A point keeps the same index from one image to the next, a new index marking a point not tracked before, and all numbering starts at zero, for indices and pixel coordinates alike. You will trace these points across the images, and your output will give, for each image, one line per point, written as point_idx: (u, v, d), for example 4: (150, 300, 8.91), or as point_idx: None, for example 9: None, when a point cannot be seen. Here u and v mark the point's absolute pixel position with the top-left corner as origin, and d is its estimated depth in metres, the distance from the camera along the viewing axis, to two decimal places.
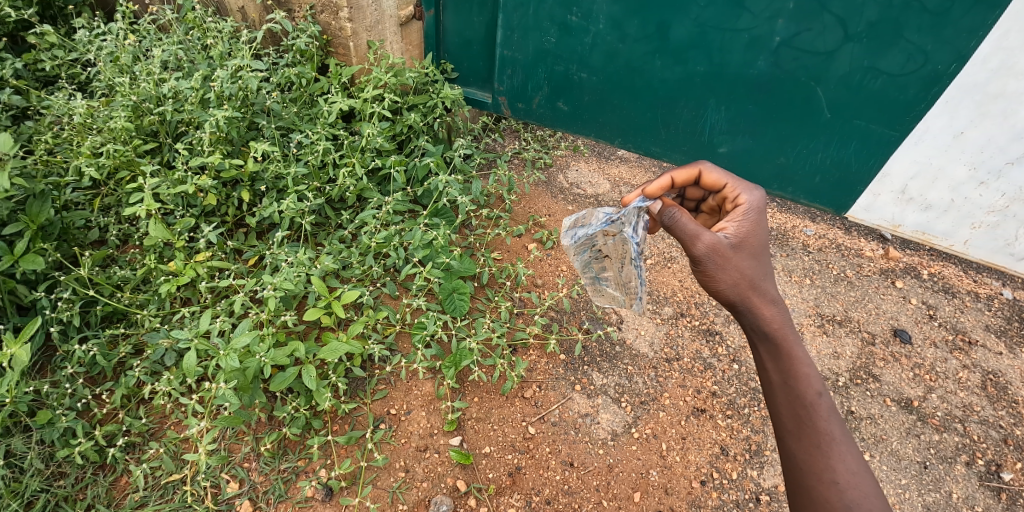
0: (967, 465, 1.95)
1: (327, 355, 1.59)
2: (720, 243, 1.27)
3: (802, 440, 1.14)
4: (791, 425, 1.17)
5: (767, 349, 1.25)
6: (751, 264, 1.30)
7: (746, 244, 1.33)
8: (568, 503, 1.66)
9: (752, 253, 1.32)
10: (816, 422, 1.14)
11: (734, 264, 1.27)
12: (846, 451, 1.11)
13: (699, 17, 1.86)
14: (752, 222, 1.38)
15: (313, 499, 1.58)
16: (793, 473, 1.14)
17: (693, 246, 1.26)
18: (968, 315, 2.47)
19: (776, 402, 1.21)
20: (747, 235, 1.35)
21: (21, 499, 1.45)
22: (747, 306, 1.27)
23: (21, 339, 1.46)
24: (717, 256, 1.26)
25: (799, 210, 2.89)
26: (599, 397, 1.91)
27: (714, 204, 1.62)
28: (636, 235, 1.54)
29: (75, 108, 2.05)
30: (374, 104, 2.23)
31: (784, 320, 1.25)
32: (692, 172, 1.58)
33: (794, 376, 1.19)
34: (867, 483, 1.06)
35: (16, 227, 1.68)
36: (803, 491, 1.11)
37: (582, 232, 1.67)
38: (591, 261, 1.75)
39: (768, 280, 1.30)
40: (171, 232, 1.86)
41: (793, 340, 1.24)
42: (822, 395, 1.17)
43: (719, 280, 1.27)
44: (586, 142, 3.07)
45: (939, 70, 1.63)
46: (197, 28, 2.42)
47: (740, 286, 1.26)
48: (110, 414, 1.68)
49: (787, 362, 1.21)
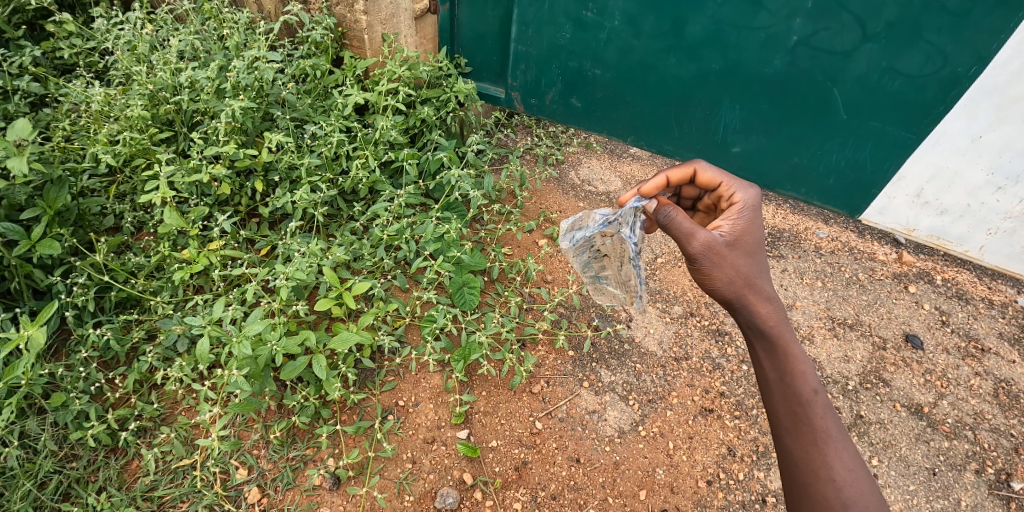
0: (976, 473, 1.93)
1: (337, 345, 1.60)
2: (716, 241, 1.27)
3: (799, 438, 1.14)
4: (788, 423, 1.17)
5: (764, 348, 1.25)
6: (747, 262, 1.30)
7: (741, 242, 1.33)
8: (574, 499, 1.66)
9: (748, 251, 1.32)
10: (813, 420, 1.14)
11: (729, 262, 1.27)
12: (842, 448, 1.11)
13: (716, 14, 1.85)
14: (749, 220, 1.38)
15: (320, 487, 1.59)
16: (791, 471, 1.14)
17: (689, 244, 1.26)
18: (982, 322, 2.44)
19: (773, 400, 1.21)
20: (742, 234, 1.35)
21: (34, 480, 1.48)
22: (743, 304, 1.27)
23: (38, 321, 1.46)
24: (712, 254, 1.26)
25: (812, 212, 2.87)
26: (606, 394, 1.91)
27: (709, 203, 1.62)
28: (633, 235, 1.55)
29: (93, 96, 2.08)
30: (388, 97, 2.25)
31: (780, 318, 1.26)
32: (686, 171, 1.58)
33: (791, 374, 1.20)
34: (863, 481, 1.07)
35: (34, 212, 1.69)
36: (800, 489, 1.11)
37: (580, 235, 1.66)
38: (590, 261, 1.75)
39: (764, 277, 1.31)
40: (184, 220, 1.88)
41: (789, 337, 1.24)
42: (819, 392, 1.18)
43: (715, 278, 1.27)
44: (598, 139, 3.06)
45: (959, 73, 1.61)
46: (213, 19, 2.44)
47: (735, 284, 1.27)
48: (123, 399, 1.71)
49: (784, 360, 1.21)
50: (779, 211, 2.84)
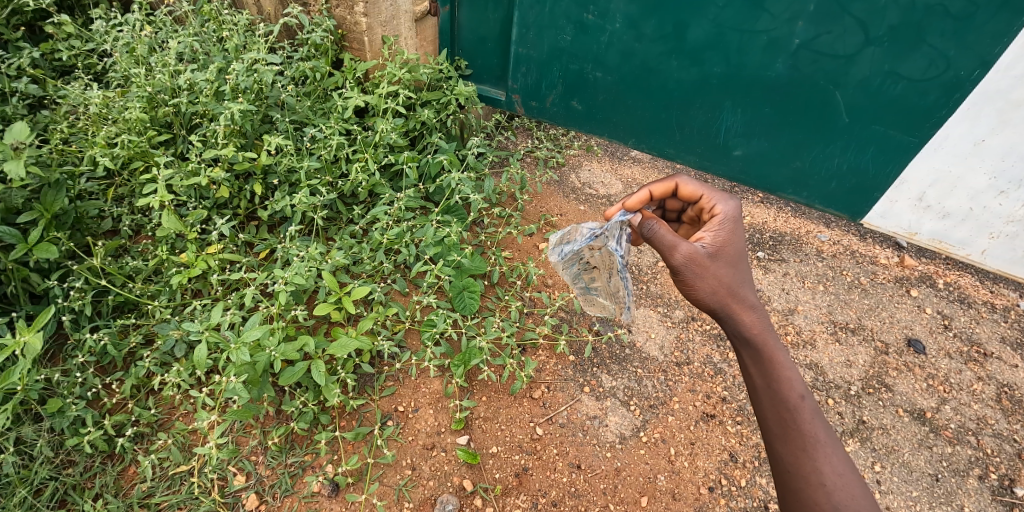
0: (979, 479, 1.92)
1: (336, 350, 1.59)
2: (698, 252, 1.27)
3: (789, 443, 1.13)
4: (777, 429, 1.16)
5: (750, 355, 1.25)
6: (730, 272, 1.30)
7: (723, 252, 1.33)
8: (575, 506, 1.64)
9: (730, 261, 1.32)
10: (800, 425, 1.14)
11: (712, 272, 1.28)
12: (831, 452, 1.10)
13: (718, 17, 1.84)
14: (730, 230, 1.38)
15: (318, 494, 1.57)
16: (783, 477, 1.13)
17: (671, 256, 1.28)
18: (984, 326, 2.43)
19: (762, 407, 1.20)
20: (724, 244, 1.34)
21: (30, 487, 1.46)
22: (727, 313, 1.27)
23: (34, 327, 1.45)
24: (695, 265, 1.27)
25: (813, 216, 2.86)
26: (607, 399, 1.90)
27: (693, 215, 1.62)
28: (619, 247, 1.56)
29: (91, 98, 2.08)
30: (388, 100, 2.24)
31: (764, 325, 1.26)
32: (669, 186, 1.59)
33: (777, 380, 1.19)
34: (853, 484, 1.05)
35: (31, 215, 1.68)
36: (793, 494, 1.09)
37: (568, 249, 1.73)
38: (579, 273, 1.82)
39: (749, 286, 1.30)
40: (183, 223, 1.86)
41: (773, 344, 1.24)
42: (806, 397, 1.17)
43: (698, 288, 1.28)
44: (599, 142, 3.06)
45: (961, 77, 1.59)
46: (213, 20, 2.43)
47: (719, 293, 1.27)
48: (120, 404, 1.69)
49: (770, 367, 1.21)
50: (780, 215, 2.84)
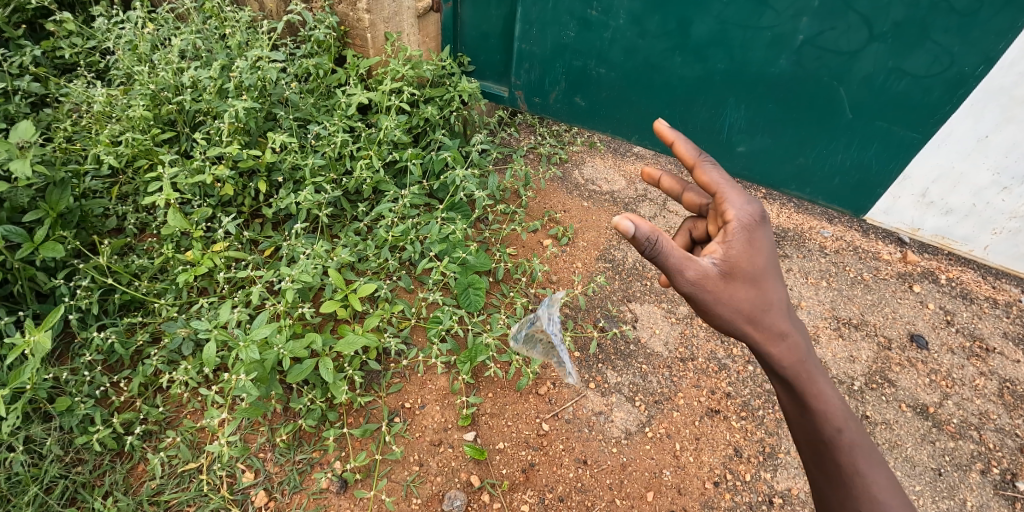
0: (981, 474, 1.93)
1: (343, 347, 1.59)
2: (709, 276, 1.17)
3: (824, 454, 1.17)
4: (808, 439, 1.21)
5: (779, 377, 1.22)
6: (752, 294, 1.19)
7: (742, 269, 1.19)
8: (581, 501, 1.65)
9: (752, 280, 1.19)
10: (836, 438, 1.16)
11: (729, 296, 1.18)
12: (867, 458, 1.14)
13: (721, 14, 1.84)
14: (745, 241, 1.21)
15: (327, 491, 1.58)
16: (823, 480, 1.19)
17: (680, 282, 1.17)
18: (986, 322, 2.44)
19: (794, 418, 1.24)
20: (745, 259, 1.19)
21: (40, 485, 1.46)
22: (750, 340, 1.21)
23: (43, 326, 1.45)
24: (706, 290, 1.17)
25: (816, 211, 2.87)
26: (612, 395, 1.90)
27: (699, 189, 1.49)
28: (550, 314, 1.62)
29: (95, 96, 2.07)
30: (392, 96, 2.24)
31: (795, 349, 1.19)
32: (666, 142, 1.32)
33: (810, 400, 1.18)
34: (886, 481, 1.12)
35: (37, 214, 1.68)
36: (832, 491, 1.16)
37: (523, 328, 1.81)
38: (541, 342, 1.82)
39: (774, 310, 1.20)
40: (188, 221, 1.86)
41: (806, 365, 1.19)
42: (838, 409, 1.18)
43: (716, 317, 1.20)
44: (601, 138, 3.06)
45: (965, 73, 1.58)
46: (215, 17, 2.42)
47: (738, 320, 1.19)
48: (128, 402, 1.69)
49: (802, 387, 1.19)
50: (783, 211, 2.84)
